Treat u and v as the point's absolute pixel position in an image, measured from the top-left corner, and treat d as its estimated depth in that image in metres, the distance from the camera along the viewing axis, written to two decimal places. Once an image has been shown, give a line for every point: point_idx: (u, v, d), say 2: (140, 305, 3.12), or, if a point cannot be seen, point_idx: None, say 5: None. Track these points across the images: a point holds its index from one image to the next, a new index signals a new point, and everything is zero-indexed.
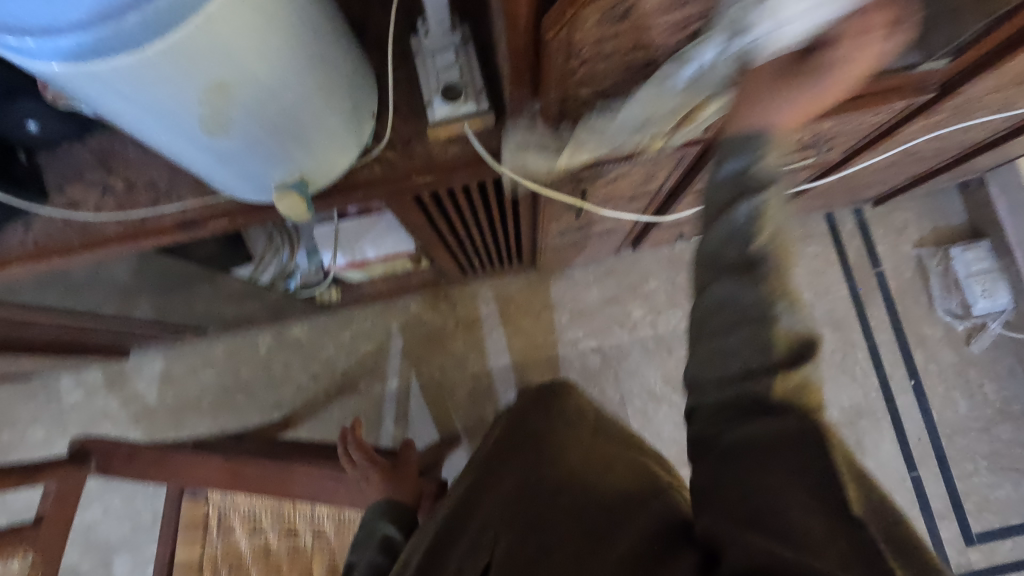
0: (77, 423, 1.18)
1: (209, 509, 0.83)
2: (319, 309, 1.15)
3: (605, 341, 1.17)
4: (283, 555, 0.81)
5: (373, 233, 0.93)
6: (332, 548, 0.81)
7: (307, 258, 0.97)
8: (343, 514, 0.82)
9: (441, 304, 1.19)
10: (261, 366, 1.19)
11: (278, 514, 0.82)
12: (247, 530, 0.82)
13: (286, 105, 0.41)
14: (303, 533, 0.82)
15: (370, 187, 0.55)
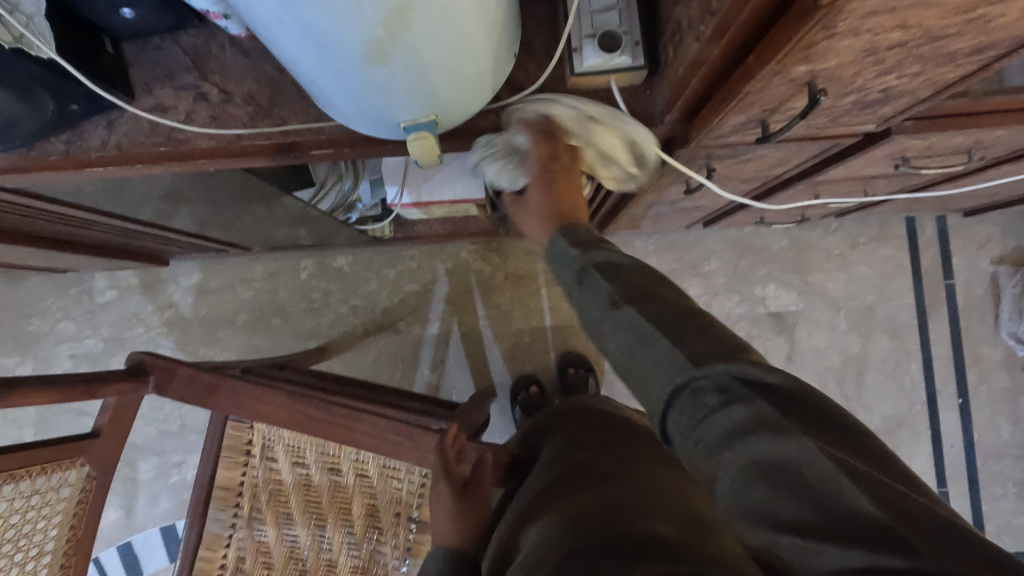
0: (109, 322, 1.16)
1: (253, 436, 0.81)
2: (366, 243, 1.10)
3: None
4: (324, 490, 0.80)
5: (443, 174, 0.88)
6: (373, 491, 0.80)
7: (370, 194, 0.93)
8: (387, 460, 0.80)
9: (492, 254, 1.14)
10: (300, 291, 1.15)
11: (322, 451, 0.81)
12: (289, 461, 0.81)
13: (451, 33, 0.35)
14: (345, 471, 0.80)
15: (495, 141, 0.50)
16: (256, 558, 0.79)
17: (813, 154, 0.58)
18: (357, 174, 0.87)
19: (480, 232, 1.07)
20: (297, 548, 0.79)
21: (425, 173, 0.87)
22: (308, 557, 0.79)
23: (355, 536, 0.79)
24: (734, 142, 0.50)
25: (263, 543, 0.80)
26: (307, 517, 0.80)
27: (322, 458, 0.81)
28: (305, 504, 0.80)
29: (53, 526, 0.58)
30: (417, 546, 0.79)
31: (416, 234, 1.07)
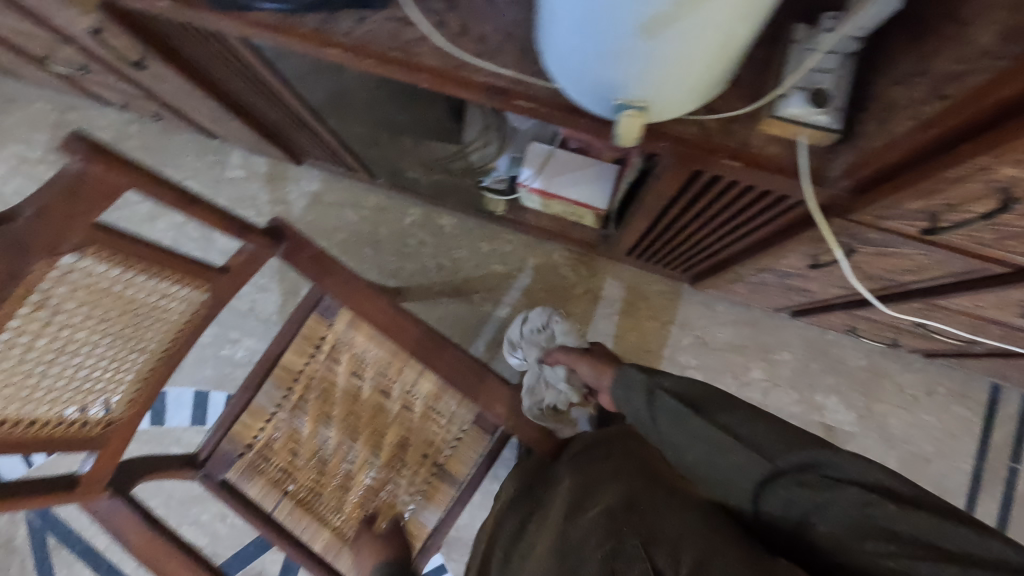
0: (227, 196, 1.25)
1: (328, 333, 0.86)
2: (475, 212, 1.16)
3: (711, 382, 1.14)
4: (368, 407, 0.85)
5: (575, 175, 0.93)
6: (411, 426, 0.84)
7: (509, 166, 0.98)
8: (435, 403, 0.84)
9: (581, 266, 1.18)
10: (399, 233, 1.22)
11: (381, 371, 0.85)
12: (349, 368, 0.86)
13: (688, 38, 0.39)
14: (393, 398, 0.85)
15: (677, 149, 0.55)
16: (287, 441, 0.85)
17: (952, 272, 0.59)
18: (503, 145, 0.97)
19: (582, 242, 1.12)
20: (326, 448, 0.85)
21: (562, 168, 0.93)
22: (331, 460, 0.84)
23: (379, 460, 0.84)
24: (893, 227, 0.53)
25: (297, 432, 0.85)
26: (345, 424, 0.85)
27: (377, 377, 0.85)
28: (348, 413, 0.85)
29: (170, 328, 0.66)
30: (432, 487, 0.83)
31: (523, 221, 1.12)
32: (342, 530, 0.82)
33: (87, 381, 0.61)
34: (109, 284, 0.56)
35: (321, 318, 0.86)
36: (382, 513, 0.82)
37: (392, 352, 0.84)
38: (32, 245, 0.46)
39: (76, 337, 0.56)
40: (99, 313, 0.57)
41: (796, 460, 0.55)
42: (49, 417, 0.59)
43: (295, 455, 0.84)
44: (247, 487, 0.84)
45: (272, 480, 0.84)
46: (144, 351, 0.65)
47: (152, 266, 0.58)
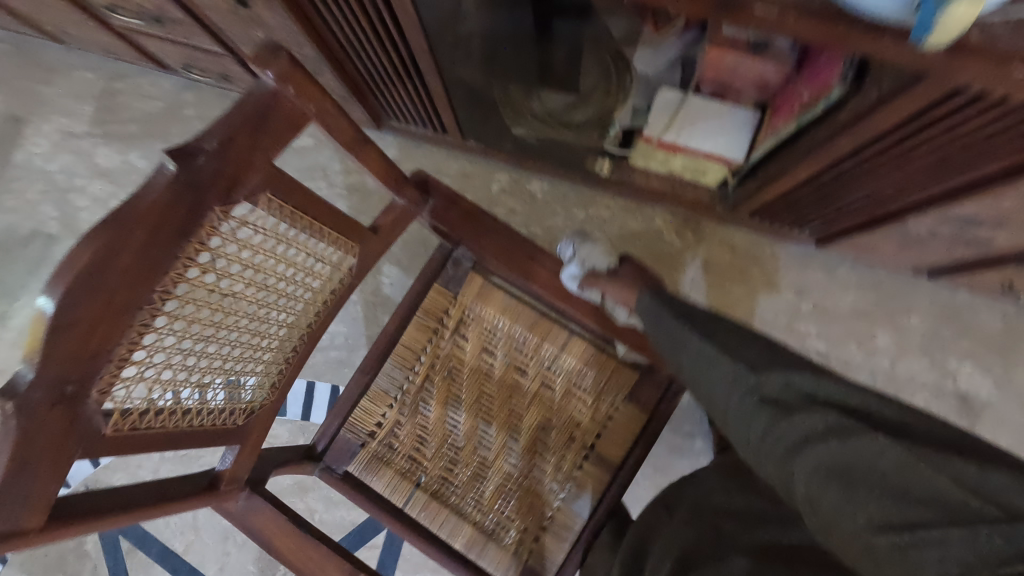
0: (296, 167, 1.15)
1: (454, 305, 0.77)
2: (573, 175, 1.07)
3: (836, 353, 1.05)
4: (500, 387, 0.76)
5: (711, 124, 0.84)
6: (552, 408, 0.76)
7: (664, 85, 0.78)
8: (577, 378, 0.76)
9: (688, 232, 1.09)
10: (485, 201, 1.12)
11: (515, 348, 0.76)
12: (478, 345, 0.77)
13: None
14: (529, 375, 0.76)
15: (963, 60, 0.43)
16: (413, 425, 0.76)
17: None
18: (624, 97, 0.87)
19: (695, 203, 1.02)
20: (460, 432, 0.75)
21: (695, 119, 0.84)
22: (467, 446, 0.75)
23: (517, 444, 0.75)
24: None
25: (422, 419, 0.76)
26: (476, 408, 0.76)
27: (510, 350, 0.77)
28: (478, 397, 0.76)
29: (313, 299, 0.57)
30: (581, 475, 0.74)
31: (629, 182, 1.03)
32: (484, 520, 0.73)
33: (235, 361, 0.52)
34: (264, 240, 0.47)
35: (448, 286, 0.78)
36: (526, 502, 0.74)
37: (530, 324, 0.76)
38: (211, 183, 0.38)
39: (228, 305, 0.47)
40: (245, 276, 0.47)
41: (808, 389, 0.45)
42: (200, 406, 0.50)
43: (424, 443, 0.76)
44: (373, 481, 0.74)
45: (401, 473, 0.75)
46: (286, 321, 0.55)
47: (303, 217, 0.49)
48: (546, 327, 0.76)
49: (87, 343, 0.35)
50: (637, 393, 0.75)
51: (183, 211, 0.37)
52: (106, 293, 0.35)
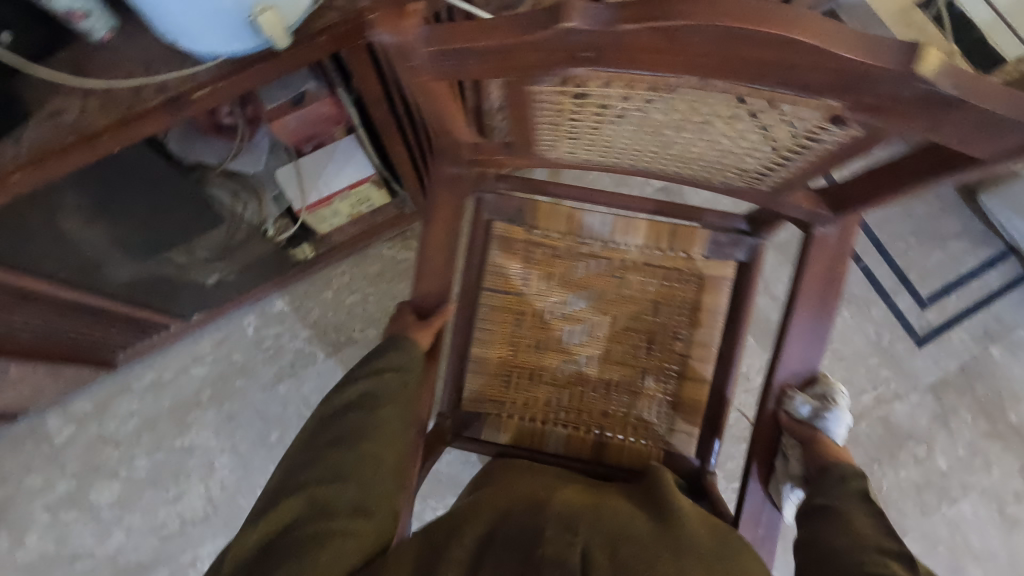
0: (77, 458, 1.13)
1: (689, 258, 0.85)
2: (294, 273, 1.18)
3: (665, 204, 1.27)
4: (628, 301, 0.87)
5: (332, 164, 1.00)
6: (617, 394, 0.87)
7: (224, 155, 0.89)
8: (683, 399, 0.86)
9: (410, 240, 1.24)
10: (252, 347, 1.19)
11: (674, 340, 0.86)
12: (692, 298, 0.85)
13: None
14: (670, 365, 0.86)
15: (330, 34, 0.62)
16: (584, 254, 0.87)
17: None
18: (260, 194, 0.99)
19: (391, 220, 1.18)
20: (552, 343, 0.88)
21: (318, 169, 0.99)
22: (565, 352, 0.88)
23: (543, 382, 0.88)
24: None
25: (617, 253, 0.86)
26: (594, 333, 0.87)
27: (670, 342, 0.86)
28: (649, 326, 0.87)
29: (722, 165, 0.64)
30: (573, 435, 0.87)
31: (334, 244, 1.16)
32: (486, 392, 0.88)
33: (684, 134, 0.57)
34: (658, 110, 0.52)
35: (724, 260, 0.84)
36: (515, 420, 0.87)
37: (682, 357, 0.86)
38: (836, 85, 0.40)
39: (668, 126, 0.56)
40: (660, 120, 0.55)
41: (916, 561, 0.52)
42: (565, 127, 0.58)
43: (587, 295, 0.87)
44: (528, 238, 0.87)
45: (498, 275, 0.87)
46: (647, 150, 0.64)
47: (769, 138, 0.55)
48: (697, 356, 0.85)
49: (639, 50, 0.40)
50: (677, 460, 0.85)
51: (833, 77, 0.39)
52: (657, 45, 0.39)
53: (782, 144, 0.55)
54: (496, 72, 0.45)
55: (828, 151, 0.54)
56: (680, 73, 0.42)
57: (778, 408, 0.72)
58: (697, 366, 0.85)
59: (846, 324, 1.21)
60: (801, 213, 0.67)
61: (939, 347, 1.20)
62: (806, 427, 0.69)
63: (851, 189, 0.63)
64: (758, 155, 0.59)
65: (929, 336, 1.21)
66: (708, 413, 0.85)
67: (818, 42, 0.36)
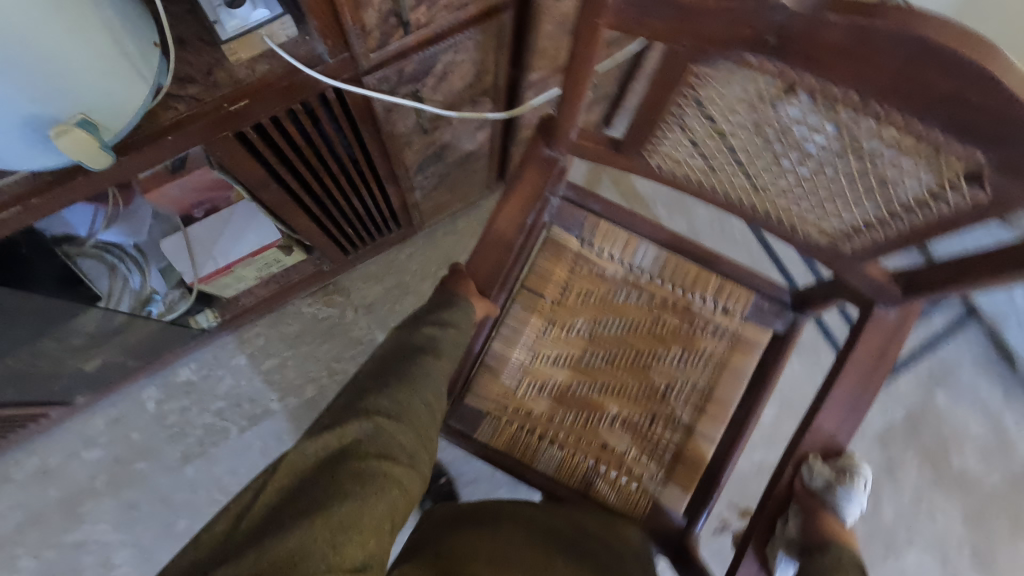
0: None
1: (728, 302, 0.83)
2: (199, 339, 1.05)
3: (670, 216, 1.23)
4: (668, 337, 0.83)
5: (228, 233, 0.87)
6: (635, 425, 0.82)
7: (92, 229, 0.80)
8: (687, 451, 0.81)
9: (334, 296, 1.12)
10: (155, 423, 1.05)
11: (700, 388, 0.82)
12: (727, 339, 0.82)
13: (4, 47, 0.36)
14: (680, 412, 0.82)
15: (194, 131, 0.52)
16: (628, 283, 0.85)
17: (497, 47, 0.64)
18: (143, 267, 0.87)
19: (308, 277, 1.06)
20: (571, 362, 0.83)
21: (211, 239, 0.87)
22: (591, 376, 0.83)
23: (558, 401, 0.82)
24: (410, 43, 0.55)
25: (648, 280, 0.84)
26: (620, 360, 0.83)
27: (690, 393, 0.82)
28: (675, 371, 0.83)
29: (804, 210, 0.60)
30: (568, 458, 0.81)
31: (243, 307, 1.04)
32: (498, 392, 0.82)
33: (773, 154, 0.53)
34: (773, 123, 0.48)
35: (763, 326, 0.83)
36: (513, 426, 0.81)
37: (695, 408, 0.82)
38: (1002, 132, 0.35)
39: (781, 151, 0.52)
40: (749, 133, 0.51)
41: None
42: (695, 123, 0.54)
43: (622, 322, 0.83)
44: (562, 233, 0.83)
45: (543, 276, 0.84)
46: (721, 172, 0.59)
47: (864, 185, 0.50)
48: (716, 412, 0.81)
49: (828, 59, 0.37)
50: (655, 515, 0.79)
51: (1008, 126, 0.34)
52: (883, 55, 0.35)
53: (897, 205, 0.51)
54: (672, 36, 0.43)
55: (932, 215, 0.49)
56: (847, 88, 0.39)
57: (794, 475, 0.64)
58: (710, 421, 0.81)
59: (796, 375, 1.17)
60: (870, 285, 0.63)
61: (887, 395, 1.18)
62: (819, 502, 0.60)
63: (926, 274, 0.58)
64: (851, 211, 0.55)
65: None
66: (706, 471, 0.81)
67: (1008, 80, 0.32)
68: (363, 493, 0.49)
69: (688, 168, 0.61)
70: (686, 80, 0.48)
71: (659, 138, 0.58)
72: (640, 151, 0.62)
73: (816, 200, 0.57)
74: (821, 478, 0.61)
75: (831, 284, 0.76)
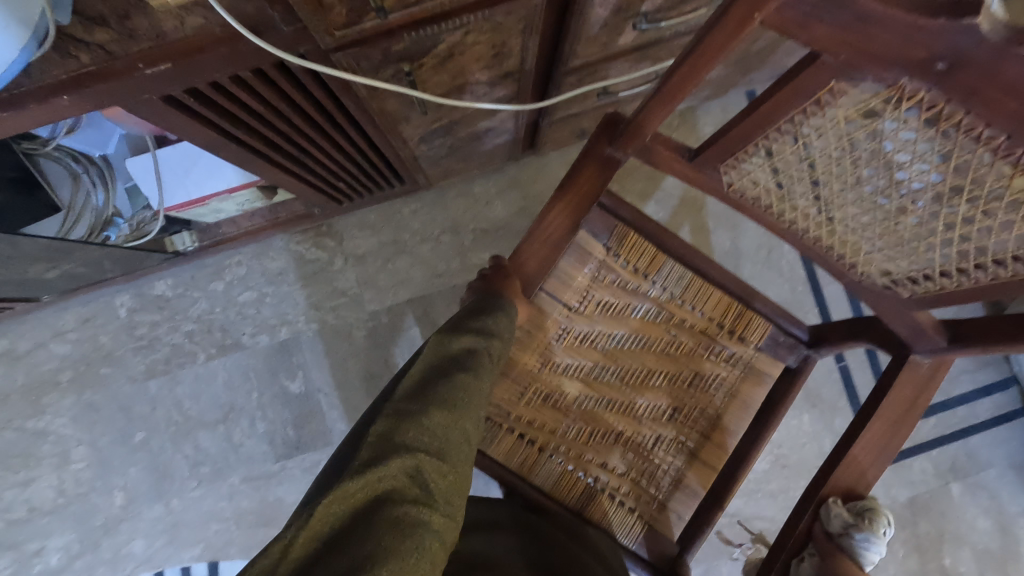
0: None
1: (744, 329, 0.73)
2: (176, 259, 0.98)
3: (714, 229, 1.07)
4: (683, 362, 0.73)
5: (202, 165, 0.77)
6: (643, 448, 0.73)
7: (53, 133, 0.70)
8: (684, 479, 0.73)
9: (325, 239, 1.03)
10: (124, 331, 1.02)
11: (708, 416, 0.73)
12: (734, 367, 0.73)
13: None
14: (681, 440, 0.73)
15: (97, 90, 0.40)
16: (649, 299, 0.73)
17: (525, 31, 0.49)
18: (109, 183, 0.79)
19: (297, 217, 0.97)
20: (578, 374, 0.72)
21: (183, 167, 0.77)
22: (596, 392, 0.72)
23: (559, 411, 0.72)
24: (399, 21, 0.41)
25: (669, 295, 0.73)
26: (628, 378, 0.72)
27: (697, 417, 0.73)
28: (684, 394, 0.73)
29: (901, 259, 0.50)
30: (566, 473, 0.71)
31: (222, 237, 0.96)
32: (501, 398, 0.71)
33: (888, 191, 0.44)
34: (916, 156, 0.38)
35: (775, 358, 0.74)
36: (514, 434, 0.70)
37: (702, 435, 0.73)
38: None
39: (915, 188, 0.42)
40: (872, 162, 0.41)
41: None
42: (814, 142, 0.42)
43: (636, 339, 0.72)
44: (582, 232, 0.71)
45: (563, 281, 0.71)
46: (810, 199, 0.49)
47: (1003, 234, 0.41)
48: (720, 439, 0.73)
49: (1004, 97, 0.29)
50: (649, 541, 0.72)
51: None
52: None
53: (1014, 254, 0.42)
54: (828, 46, 0.32)
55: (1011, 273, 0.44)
56: (995, 130, 0.33)
57: (814, 518, 0.57)
58: (714, 449, 0.73)
59: (803, 430, 1.07)
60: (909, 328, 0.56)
61: (898, 472, 1.07)
62: (835, 543, 0.54)
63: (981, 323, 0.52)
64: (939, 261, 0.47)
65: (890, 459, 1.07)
66: (697, 512, 0.73)
67: None
68: (407, 549, 0.36)
69: (767, 190, 0.50)
70: (816, 95, 0.37)
71: (750, 152, 0.46)
72: (716, 165, 0.49)
73: (897, 243, 0.49)
74: (836, 517, 0.55)
75: (856, 324, 0.67)
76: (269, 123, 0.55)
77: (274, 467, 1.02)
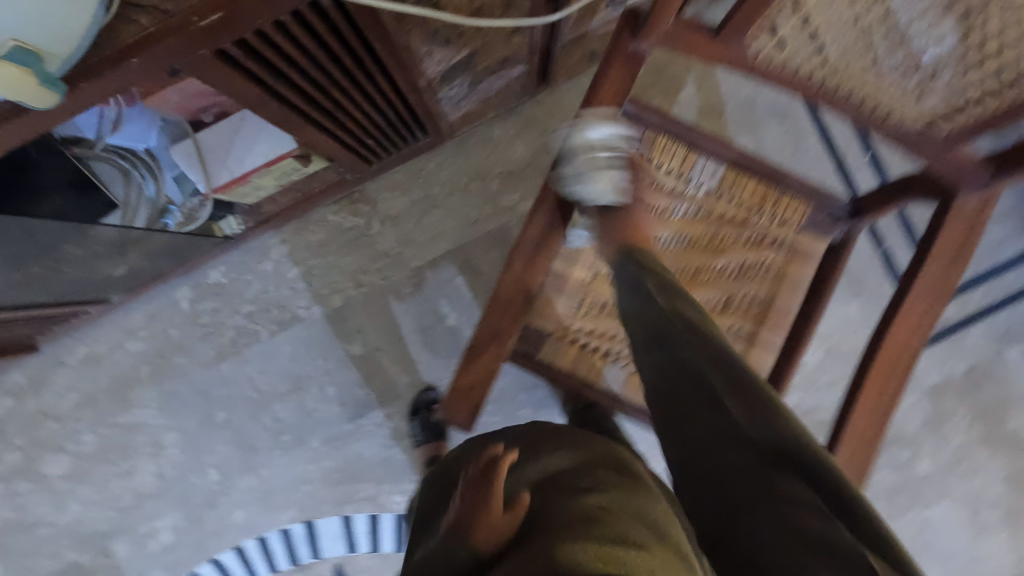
0: (21, 432, 1.08)
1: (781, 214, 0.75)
2: (225, 245, 1.03)
3: (736, 134, 1.07)
4: (728, 253, 0.75)
5: (240, 140, 0.80)
6: None
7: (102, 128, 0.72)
8: (746, 365, 0.76)
9: (360, 206, 1.07)
10: (189, 320, 1.08)
11: (760, 302, 0.76)
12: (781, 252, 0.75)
13: None
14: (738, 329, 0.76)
15: (161, 52, 0.43)
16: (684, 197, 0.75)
17: None
18: (157, 173, 0.82)
19: (332, 185, 1.00)
20: None
21: (223, 146, 0.80)
22: None
23: (615, 318, 0.75)
24: None
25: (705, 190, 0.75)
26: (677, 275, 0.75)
27: (750, 305, 0.76)
28: (733, 285, 0.75)
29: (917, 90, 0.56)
30: (632, 376, 0.75)
31: (266, 215, 1.00)
32: (560, 313, 0.73)
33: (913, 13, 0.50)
34: None
35: (818, 236, 0.76)
36: (576, 346, 0.74)
37: (757, 320, 0.76)
38: None
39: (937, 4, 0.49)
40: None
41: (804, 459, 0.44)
42: None
43: (678, 238, 0.75)
44: None
45: None
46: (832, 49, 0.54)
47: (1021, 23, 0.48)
48: (776, 320, 0.75)
49: None
50: None
51: None
52: None
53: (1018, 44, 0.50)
54: None
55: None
56: None
57: None
58: (771, 331, 0.75)
59: (851, 319, 1.08)
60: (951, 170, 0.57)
61: (952, 345, 1.08)
62: None
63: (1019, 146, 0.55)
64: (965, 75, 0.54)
65: (942, 334, 1.08)
66: None
67: None
68: None
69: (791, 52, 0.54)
70: None
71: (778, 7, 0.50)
72: (743, 33, 0.53)
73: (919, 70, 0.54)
74: None
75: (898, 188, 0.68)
76: (308, 74, 0.58)
77: (349, 426, 1.08)
